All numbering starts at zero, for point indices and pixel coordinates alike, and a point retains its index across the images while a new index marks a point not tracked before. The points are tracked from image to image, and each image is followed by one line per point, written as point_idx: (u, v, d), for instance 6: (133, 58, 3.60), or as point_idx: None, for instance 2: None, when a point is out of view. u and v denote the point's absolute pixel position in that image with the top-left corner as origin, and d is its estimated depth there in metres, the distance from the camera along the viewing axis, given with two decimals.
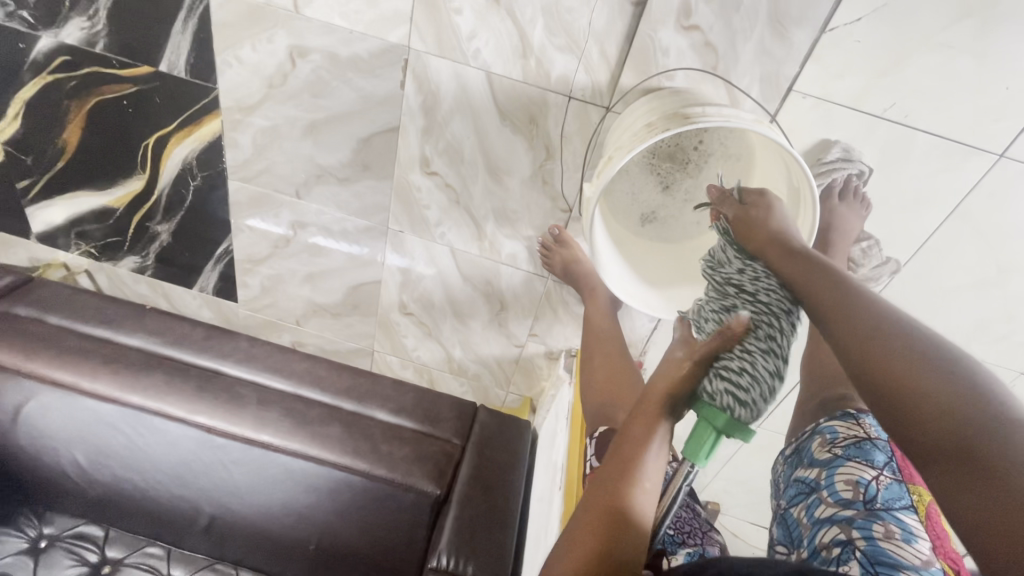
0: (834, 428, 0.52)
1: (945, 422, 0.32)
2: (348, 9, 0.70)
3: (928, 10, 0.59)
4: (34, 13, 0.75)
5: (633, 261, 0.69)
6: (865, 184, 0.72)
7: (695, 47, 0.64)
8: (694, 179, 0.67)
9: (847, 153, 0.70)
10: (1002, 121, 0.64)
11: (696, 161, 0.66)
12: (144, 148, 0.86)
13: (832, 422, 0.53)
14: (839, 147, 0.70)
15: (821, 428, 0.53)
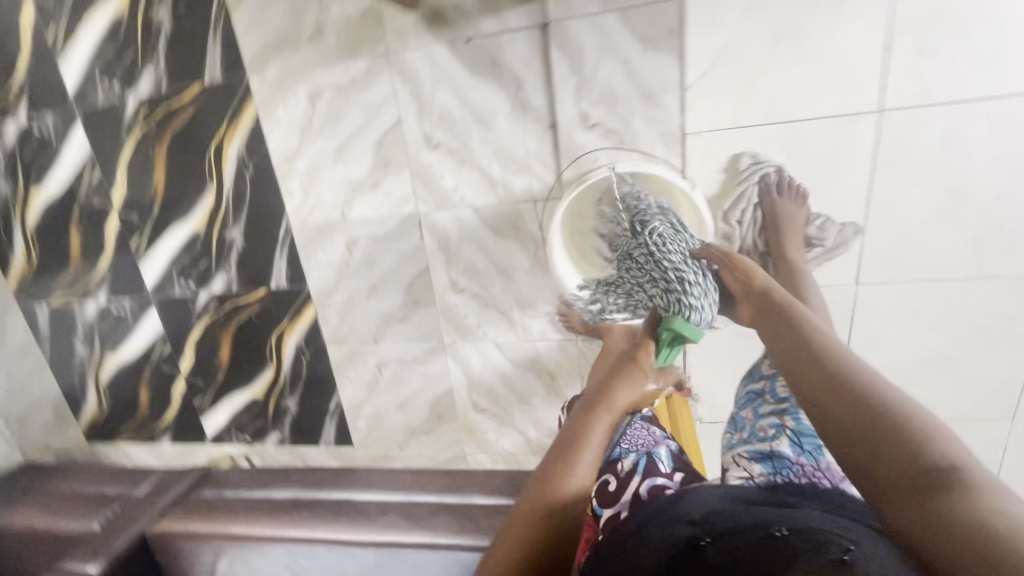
0: None
1: (923, 470, 0.44)
2: (375, 204, 1.03)
3: (751, 48, 0.80)
4: (196, 280, 1.17)
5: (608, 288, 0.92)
6: (789, 176, 0.87)
7: (603, 136, 0.89)
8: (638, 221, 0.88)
9: (755, 158, 0.87)
10: (859, 89, 0.80)
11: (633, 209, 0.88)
12: (271, 345, 1.20)
13: None
14: (747, 156, 0.87)
15: None
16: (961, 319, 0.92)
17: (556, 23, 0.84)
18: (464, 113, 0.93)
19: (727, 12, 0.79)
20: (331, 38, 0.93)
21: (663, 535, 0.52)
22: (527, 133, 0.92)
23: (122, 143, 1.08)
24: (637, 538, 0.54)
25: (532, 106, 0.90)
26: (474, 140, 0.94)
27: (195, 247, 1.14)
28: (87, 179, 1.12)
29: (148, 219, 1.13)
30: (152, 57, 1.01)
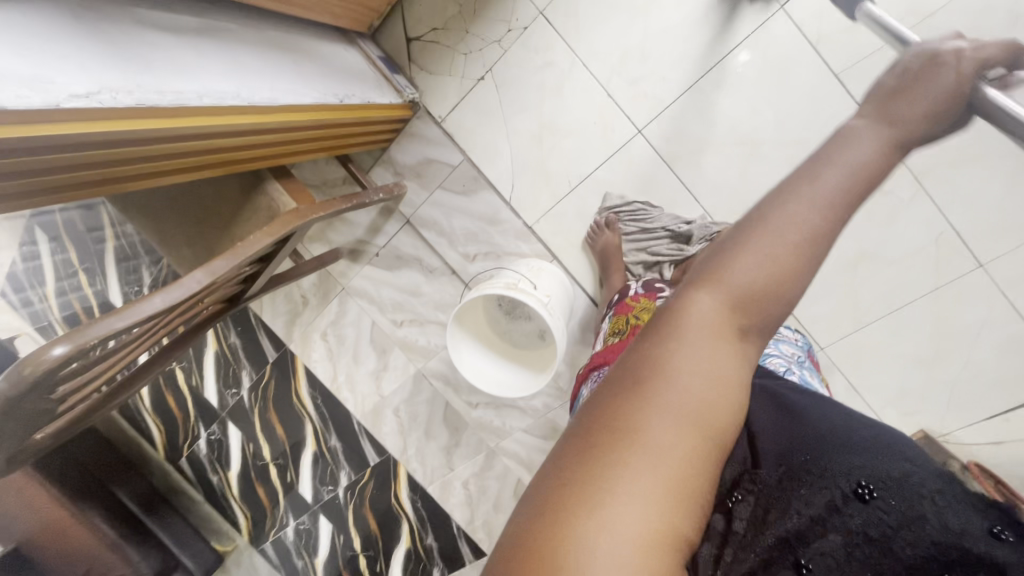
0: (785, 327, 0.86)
1: None
2: (393, 376, 1.41)
3: (529, 153, 1.07)
4: (329, 482, 1.56)
5: (517, 365, 1.10)
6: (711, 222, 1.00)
7: (484, 257, 1.17)
8: (528, 316, 1.08)
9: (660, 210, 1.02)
10: (614, 129, 1.01)
11: (526, 312, 1.08)
12: (394, 505, 1.49)
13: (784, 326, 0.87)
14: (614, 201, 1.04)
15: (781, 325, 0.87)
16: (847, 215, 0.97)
17: (412, 216, 1.20)
18: (403, 295, 1.29)
19: (497, 144, 1.08)
20: (314, 298, 1.40)
21: (965, 505, 0.32)
22: (443, 284, 1.24)
23: (253, 419, 1.62)
24: (929, 469, 0.34)
25: (435, 267, 1.23)
26: (419, 306, 1.29)
27: (320, 460, 1.56)
28: (249, 449, 1.66)
29: (287, 457, 1.61)
30: (242, 364, 1.56)
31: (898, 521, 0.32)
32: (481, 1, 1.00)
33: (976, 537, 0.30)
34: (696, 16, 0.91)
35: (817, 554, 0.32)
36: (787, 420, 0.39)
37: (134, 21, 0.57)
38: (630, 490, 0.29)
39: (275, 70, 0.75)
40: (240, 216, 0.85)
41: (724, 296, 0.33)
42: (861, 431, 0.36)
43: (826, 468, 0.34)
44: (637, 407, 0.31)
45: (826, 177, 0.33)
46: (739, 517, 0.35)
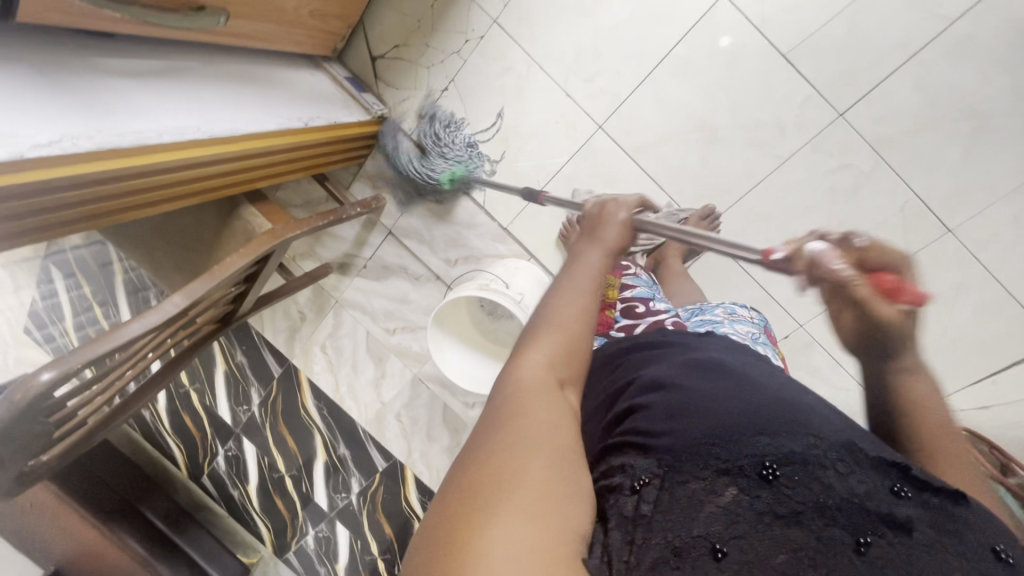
0: (736, 307, 0.87)
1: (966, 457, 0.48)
2: (392, 383, 1.45)
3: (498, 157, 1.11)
4: (342, 489, 1.61)
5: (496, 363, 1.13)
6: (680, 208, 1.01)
7: (465, 261, 1.20)
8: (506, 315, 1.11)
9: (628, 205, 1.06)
10: (576, 126, 1.04)
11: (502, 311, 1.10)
12: (404, 507, 1.53)
13: (737, 306, 0.88)
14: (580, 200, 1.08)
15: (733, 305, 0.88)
16: None
17: (394, 227, 1.24)
18: (393, 303, 1.34)
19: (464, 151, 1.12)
20: (311, 313, 1.45)
21: (865, 471, 0.39)
22: (429, 290, 1.28)
23: (265, 434, 1.68)
24: (832, 445, 0.40)
25: (420, 274, 1.27)
26: (409, 314, 1.33)
27: (331, 468, 1.62)
28: (264, 463, 1.73)
29: (300, 468, 1.67)
30: (250, 381, 1.63)
31: (804, 494, 0.37)
32: (437, 15, 1.04)
33: (880, 498, 0.38)
34: (641, 10, 0.93)
35: (732, 539, 0.35)
36: (678, 416, 0.43)
37: (96, 69, 0.62)
38: (509, 511, 0.31)
39: (238, 101, 0.79)
40: (220, 240, 0.90)
41: (541, 360, 0.42)
42: (756, 415, 0.42)
43: (736, 455, 0.39)
44: (499, 446, 0.35)
45: (574, 281, 0.49)
46: (647, 501, 0.38)
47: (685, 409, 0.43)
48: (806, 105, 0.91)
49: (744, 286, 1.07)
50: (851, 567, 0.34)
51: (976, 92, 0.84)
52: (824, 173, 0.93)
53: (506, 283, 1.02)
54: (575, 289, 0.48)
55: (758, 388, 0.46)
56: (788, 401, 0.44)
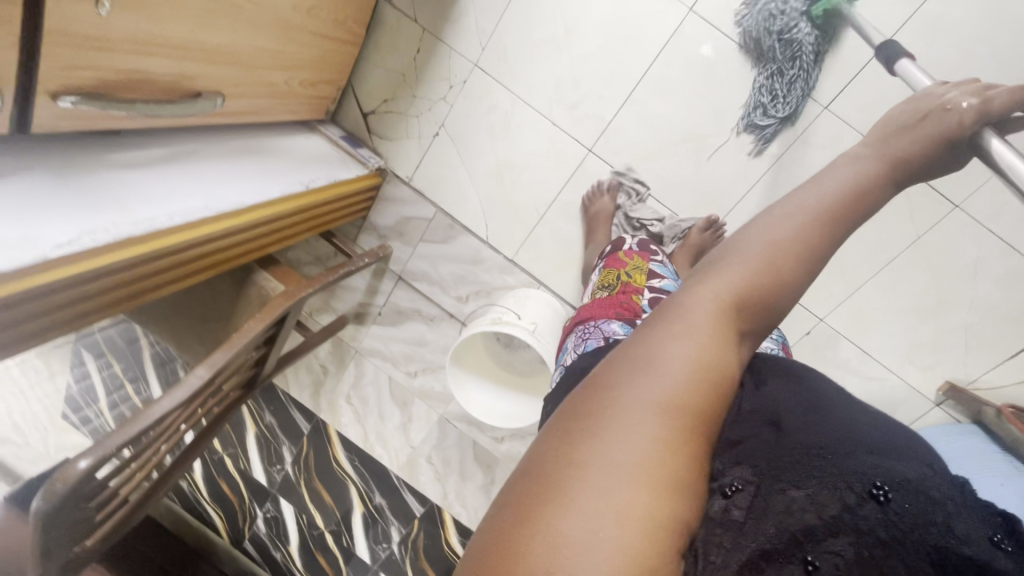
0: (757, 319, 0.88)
1: None
2: (419, 426, 1.45)
3: (496, 192, 1.13)
4: (382, 540, 1.60)
5: (518, 394, 1.13)
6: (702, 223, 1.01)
7: (476, 296, 1.22)
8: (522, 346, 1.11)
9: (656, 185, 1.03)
10: (568, 152, 1.06)
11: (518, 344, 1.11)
12: (446, 551, 1.51)
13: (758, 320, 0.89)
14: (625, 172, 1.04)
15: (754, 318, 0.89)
16: None
17: (403, 272, 1.26)
18: (411, 346, 1.35)
19: (462, 190, 1.15)
20: (332, 366, 1.48)
21: (978, 513, 0.34)
22: (445, 329, 1.29)
23: (301, 492, 1.68)
24: (945, 483, 0.35)
25: (434, 314, 1.29)
26: (428, 354, 1.34)
27: (370, 519, 1.61)
28: (303, 521, 1.73)
29: (338, 523, 1.66)
30: (282, 441, 1.64)
31: (912, 525, 0.32)
32: (421, 67, 1.09)
33: (980, 544, 0.32)
34: (615, 34, 0.96)
35: (826, 552, 0.32)
36: (783, 415, 0.39)
37: (107, 165, 0.67)
38: (634, 448, 0.32)
39: (241, 174, 0.83)
40: (238, 309, 0.92)
41: (714, 295, 0.40)
42: (865, 431, 0.38)
43: (846, 470, 0.35)
44: (631, 395, 0.35)
45: (808, 196, 0.43)
46: (739, 506, 0.34)
47: (795, 412, 0.39)
48: (789, 103, 0.92)
49: None
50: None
51: (958, 68, 0.84)
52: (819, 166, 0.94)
53: (519, 314, 1.03)
54: (817, 205, 0.42)
55: (866, 410, 0.41)
56: (899, 428, 0.39)
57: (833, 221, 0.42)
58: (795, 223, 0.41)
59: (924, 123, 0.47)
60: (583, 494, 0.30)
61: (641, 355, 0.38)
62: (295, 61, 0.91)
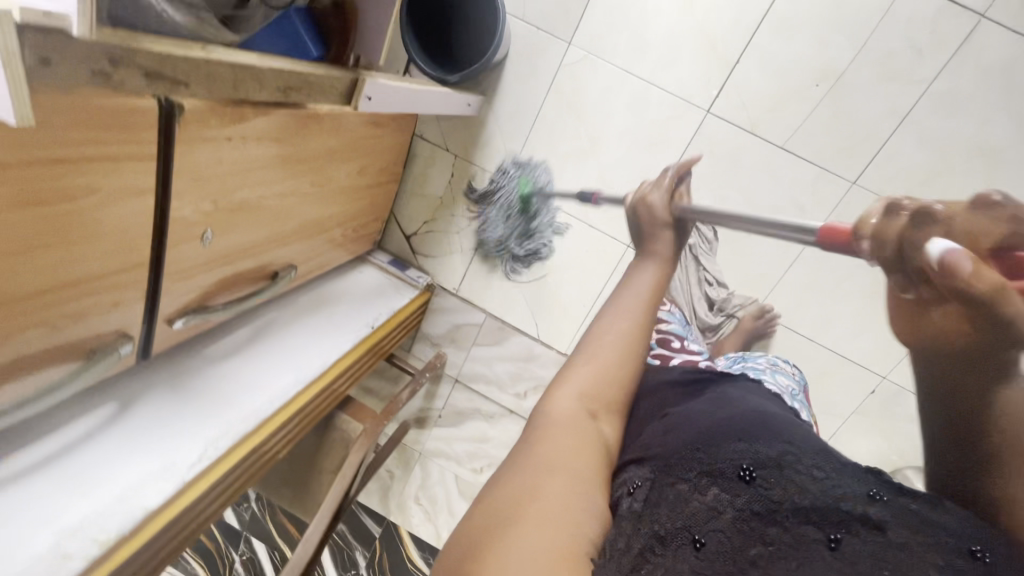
0: (778, 359, 0.89)
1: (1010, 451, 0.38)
2: None
3: (542, 293, 1.18)
4: None
5: None
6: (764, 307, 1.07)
7: (534, 390, 1.25)
8: None
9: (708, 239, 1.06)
10: (608, 250, 1.11)
11: None
12: None
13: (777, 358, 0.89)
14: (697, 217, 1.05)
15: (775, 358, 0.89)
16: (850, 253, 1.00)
17: (460, 375, 1.31)
18: (476, 444, 1.38)
19: (508, 294, 1.20)
20: (398, 470, 1.50)
21: (846, 478, 0.40)
22: (507, 425, 1.32)
23: None
24: (807, 453, 0.42)
25: (494, 412, 1.32)
26: (493, 450, 1.36)
27: None
28: None
29: None
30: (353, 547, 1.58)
31: (778, 493, 0.39)
32: (456, 189, 1.16)
33: (848, 500, 0.38)
34: (637, 142, 1.02)
35: (709, 529, 0.38)
36: (668, 435, 0.47)
37: (210, 363, 0.72)
38: (529, 520, 0.36)
39: (316, 334, 0.89)
40: (322, 453, 0.97)
41: (574, 394, 0.47)
42: (731, 424, 0.46)
43: (718, 457, 0.42)
44: (532, 467, 0.41)
45: (619, 303, 0.53)
46: (638, 498, 0.41)
47: (677, 424, 0.48)
48: (818, 183, 0.96)
49: (813, 352, 1.08)
50: (821, 562, 0.35)
51: (979, 133, 0.88)
52: None
53: None
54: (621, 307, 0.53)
55: (740, 409, 0.50)
56: (772, 418, 0.47)
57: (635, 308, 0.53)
58: (614, 317, 0.52)
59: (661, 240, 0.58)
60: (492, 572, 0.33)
61: (518, 446, 0.45)
62: (348, 215, 0.98)
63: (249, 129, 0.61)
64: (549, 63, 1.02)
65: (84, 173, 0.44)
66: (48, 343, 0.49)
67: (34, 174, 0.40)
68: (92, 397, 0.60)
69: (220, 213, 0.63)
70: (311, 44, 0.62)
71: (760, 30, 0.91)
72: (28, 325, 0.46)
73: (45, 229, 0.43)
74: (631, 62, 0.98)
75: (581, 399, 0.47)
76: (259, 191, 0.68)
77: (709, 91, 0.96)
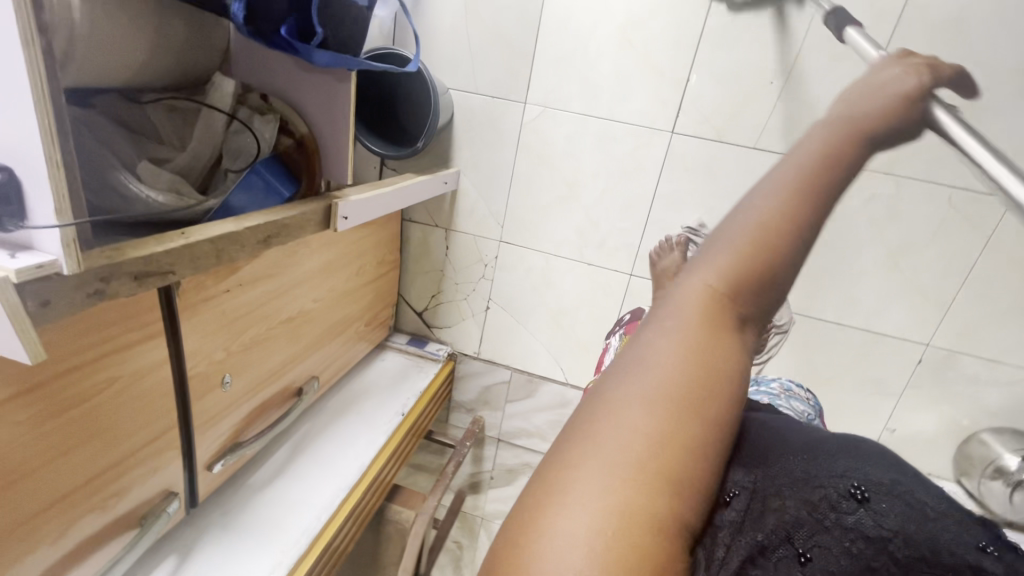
0: (791, 385, 0.85)
1: None
2: None
3: (559, 338, 1.19)
4: None
5: None
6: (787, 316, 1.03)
7: None
8: None
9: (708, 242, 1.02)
10: (611, 282, 1.11)
11: None
12: None
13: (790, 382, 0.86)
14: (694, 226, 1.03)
15: (788, 382, 0.86)
16: (854, 233, 0.97)
17: (501, 434, 1.31)
18: None
19: (527, 346, 1.22)
20: (464, 539, 1.50)
21: (971, 520, 0.31)
22: None
23: None
24: (931, 482, 0.33)
25: None
26: None
27: None
28: None
29: None
30: None
31: (899, 523, 0.30)
32: (453, 259, 1.19)
33: (971, 547, 0.29)
34: (612, 176, 1.04)
35: (815, 544, 0.31)
36: (766, 436, 0.37)
37: (256, 493, 0.76)
38: (598, 462, 0.27)
39: (351, 436, 0.92)
40: (382, 547, 0.98)
41: (711, 285, 0.33)
42: (841, 435, 0.36)
43: (825, 467, 0.33)
44: (619, 390, 0.30)
45: (796, 157, 0.37)
46: (734, 507, 0.32)
47: (776, 430, 0.38)
48: None
49: (844, 336, 1.04)
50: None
51: None
52: (854, 215, 0.96)
53: None
54: (789, 172, 0.36)
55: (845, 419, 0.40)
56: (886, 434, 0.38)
57: (824, 182, 0.35)
58: (780, 187, 0.35)
59: (862, 100, 0.40)
60: (550, 521, 0.26)
61: (626, 357, 0.33)
62: (357, 314, 1.02)
63: (245, 274, 0.66)
64: (510, 124, 1.06)
65: (106, 367, 0.49)
66: (104, 522, 0.53)
67: (60, 385, 0.45)
68: (152, 558, 0.64)
69: (233, 357, 0.68)
70: (281, 184, 0.67)
71: (701, 46, 0.92)
72: (84, 511, 0.51)
73: (80, 428, 0.48)
74: (588, 105, 1.01)
75: (722, 294, 0.33)
76: (266, 324, 0.73)
77: (669, 113, 0.98)
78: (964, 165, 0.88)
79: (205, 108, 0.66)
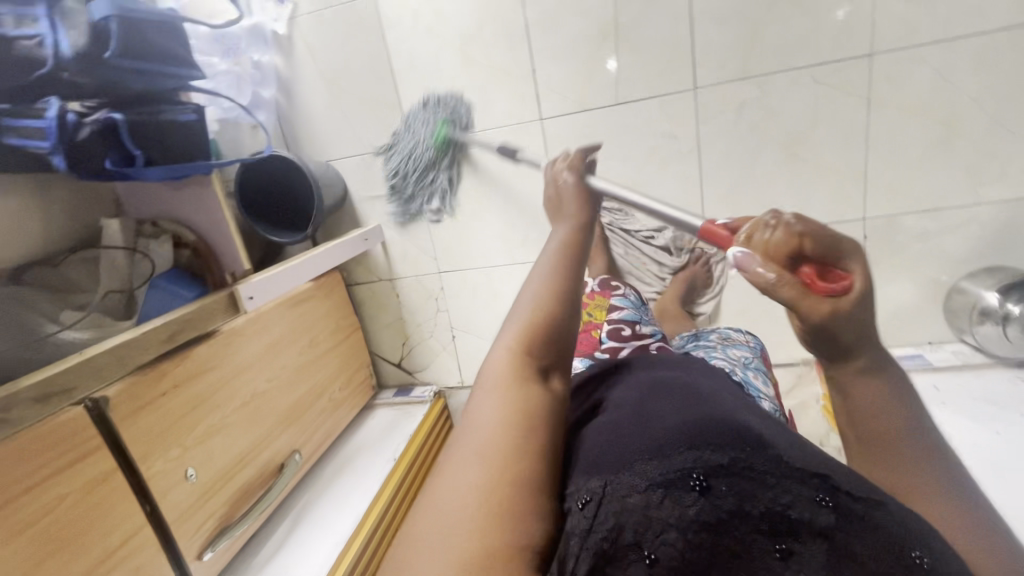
0: (731, 335, 0.90)
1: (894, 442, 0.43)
2: None
3: None
4: None
5: None
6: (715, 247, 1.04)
7: None
8: None
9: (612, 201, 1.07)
10: None
11: None
12: None
13: (731, 334, 0.91)
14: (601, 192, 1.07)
15: (726, 333, 0.91)
16: (741, 144, 0.99)
17: None
18: None
19: None
20: None
21: (798, 473, 0.38)
22: None
23: None
24: (768, 450, 0.39)
25: None
26: None
27: None
28: None
29: None
30: None
31: (730, 504, 0.37)
32: (406, 305, 1.26)
33: (805, 505, 0.36)
34: (507, 178, 1.10)
35: (660, 542, 0.36)
36: (616, 438, 0.43)
37: (258, 571, 0.81)
38: (443, 522, 0.34)
39: (346, 494, 0.97)
40: None
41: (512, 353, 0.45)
42: (683, 422, 0.42)
43: (672, 467, 0.38)
44: (456, 456, 0.38)
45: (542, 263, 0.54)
46: (589, 514, 0.37)
47: (630, 429, 0.43)
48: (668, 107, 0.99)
49: None
50: None
51: None
52: (733, 126, 0.98)
53: None
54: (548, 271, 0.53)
55: (696, 398, 0.46)
56: (721, 403, 0.45)
57: (567, 276, 0.52)
58: (539, 282, 0.51)
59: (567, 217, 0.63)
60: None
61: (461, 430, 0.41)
62: (325, 382, 1.09)
63: (179, 374, 0.74)
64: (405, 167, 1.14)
65: (52, 487, 0.56)
66: None
67: (12, 507, 0.52)
68: None
69: (192, 450, 0.75)
70: (187, 287, 0.78)
71: (533, 36, 0.99)
72: None
73: (46, 543, 0.55)
74: (462, 124, 1.08)
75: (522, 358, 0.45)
76: (219, 414, 0.80)
77: (531, 104, 1.04)
78: (805, 72, 0.93)
79: (103, 250, 0.75)
